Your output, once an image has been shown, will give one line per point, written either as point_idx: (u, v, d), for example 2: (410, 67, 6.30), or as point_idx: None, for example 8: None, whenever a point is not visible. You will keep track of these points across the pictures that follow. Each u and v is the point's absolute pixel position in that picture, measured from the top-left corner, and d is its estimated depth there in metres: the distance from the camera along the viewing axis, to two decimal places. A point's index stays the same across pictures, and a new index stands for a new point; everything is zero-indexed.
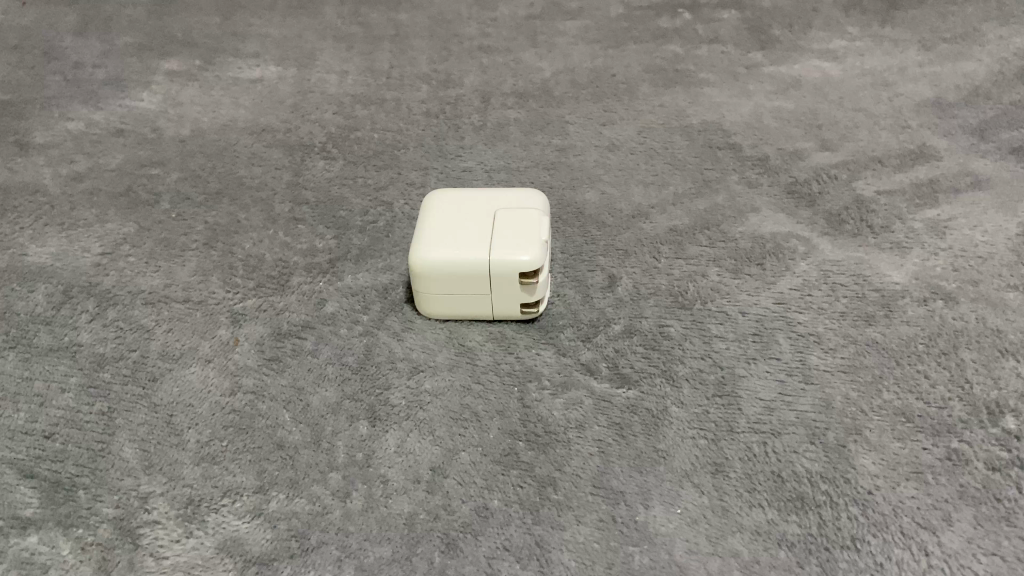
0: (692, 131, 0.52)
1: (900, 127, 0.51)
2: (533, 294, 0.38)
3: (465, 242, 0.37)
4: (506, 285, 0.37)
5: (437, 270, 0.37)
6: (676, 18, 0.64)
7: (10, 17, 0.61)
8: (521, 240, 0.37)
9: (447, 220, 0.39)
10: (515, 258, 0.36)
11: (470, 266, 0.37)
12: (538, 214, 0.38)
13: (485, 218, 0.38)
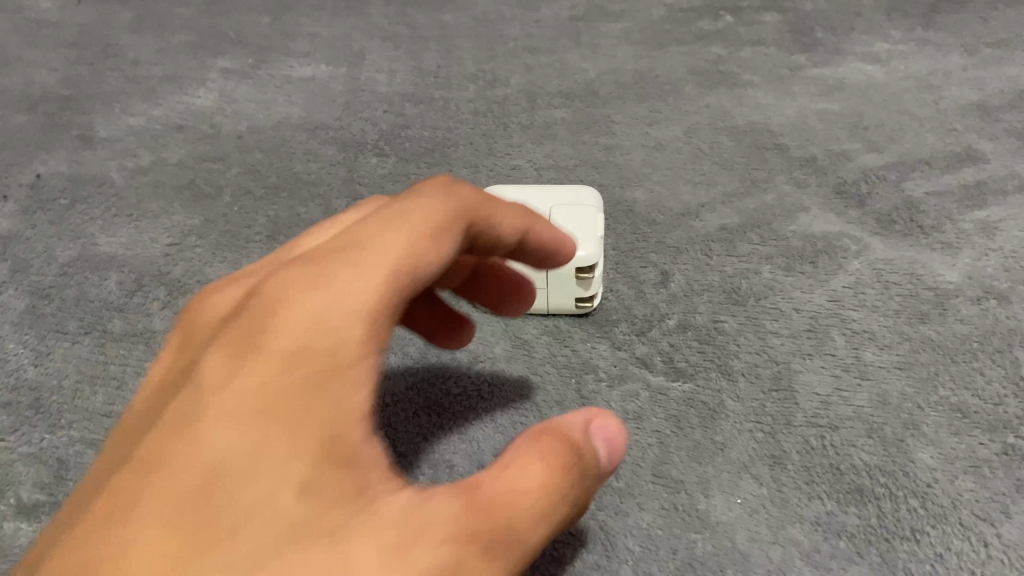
0: (738, 132, 0.53)
1: (945, 131, 0.52)
2: (590, 291, 0.39)
3: None
4: (561, 282, 0.39)
5: None
6: (719, 20, 0.64)
7: (64, 14, 0.62)
8: (576, 239, 0.39)
9: None
10: (571, 253, 0.38)
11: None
12: (594, 213, 0.40)
13: (542, 215, 0.40)
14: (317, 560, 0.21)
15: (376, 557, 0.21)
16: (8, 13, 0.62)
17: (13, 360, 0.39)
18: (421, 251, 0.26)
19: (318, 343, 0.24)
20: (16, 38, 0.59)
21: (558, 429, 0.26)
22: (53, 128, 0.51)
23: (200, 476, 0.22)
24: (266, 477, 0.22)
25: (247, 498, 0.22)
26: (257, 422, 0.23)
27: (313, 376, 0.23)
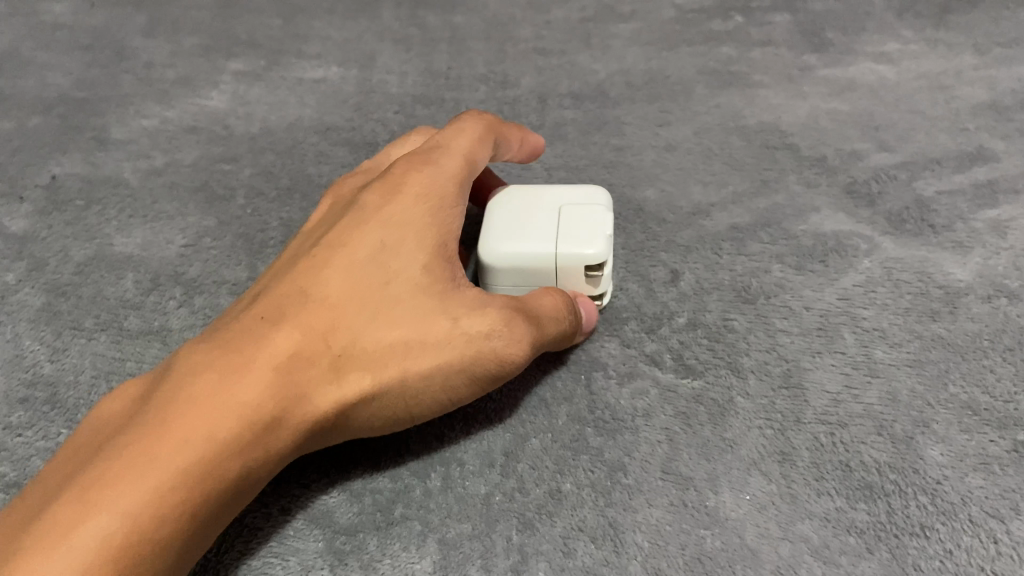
0: (749, 132, 0.53)
1: (956, 130, 0.51)
2: (597, 286, 0.39)
3: (532, 235, 0.39)
4: (571, 275, 0.39)
5: (504, 263, 0.38)
6: (729, 21, 0.64)
7: (78, 16, 0.62)
8: (585, 232, 0.38)
9: (512, 212, 0.40)
10: (580, 252, 0.38)
11: (534, 259, 0.38)
12: (601, 207, 0.40)
13: (549, 210, 0.40)
14: (435, 305, 0.35)
15: (466, 307, 0.35)
16: (22, 16, 0.62)
17: (30, 357, 0.40)
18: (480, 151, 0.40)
19: (429, 185, 0.38)
20: (31, 41, 0.60)
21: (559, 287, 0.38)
22: (69, 130, 0.51)
23: (362, 251, 0.36)
24: (402, 254, 0.36)
25: (389, 266, 0.35)
26: (391, 229, 0.36)
27: (427, 202, 0.37)
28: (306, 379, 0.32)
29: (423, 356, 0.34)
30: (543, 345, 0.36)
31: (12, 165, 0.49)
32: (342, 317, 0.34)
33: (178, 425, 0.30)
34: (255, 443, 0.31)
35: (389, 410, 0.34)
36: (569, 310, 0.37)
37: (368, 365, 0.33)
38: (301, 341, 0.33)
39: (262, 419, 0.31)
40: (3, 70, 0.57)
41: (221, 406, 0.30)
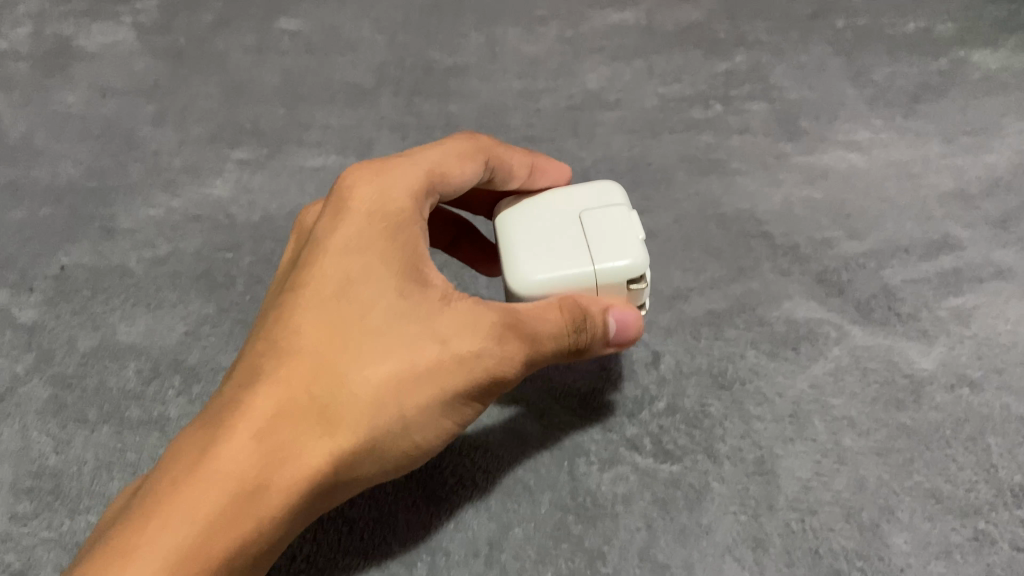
0: (726, 220, 0.56)
1: (923, 218, 0.54)
2: (634, 294, 0.38)
3: (565, 253, 0.37)
4: (613, 287, 0.37)
5: (542, 288, 0.37)
6: (708, 110, 0.67)
7: (90, 106, 0.65)
8: (619, 240, 0.37)
9: (536, 231, 0.38)
10: (620, 265, 0.37)
11: (572, 280, 0.37)
12: (626, 209, 0.38)
13: (573, 221, 0.38)
14: (414, 330, 0.35)
15: (453, 328, 0.35)
16: (36, 106, 0.65)
17: (36, 449, 0.44)
18: (447, 158, 0.39)
19: (386, 204, 0.38)
20: (44, 131, 0.63)
21: (577, 300, 0.36)
22: (77, 220, 0.54)
23: (327, 282, 0.36)
24: (370, 280, 0.36)
25: (359, 295, 0.35)
26: (351, 256, 0.36)
27: (386, 222, 0.37)
28: (296, 435, 0.33)
29: (411, 385, 0.34)
30: (546, 354, 0.36)
31: (24, 256, 0.52)
32: (320, 360, 0.34)
33: (168, 510, 0.32)
34: (249, 511, 0.32)
35: (390, 443, 0.35)
36: (576, 327, 0.36)
37: (357, 408, 0.33)
38: (281, 393, 0.33)
39: (255, 486, 0.32)
40: (17, 161, 0.60)
41: (215, 480, 0.32)
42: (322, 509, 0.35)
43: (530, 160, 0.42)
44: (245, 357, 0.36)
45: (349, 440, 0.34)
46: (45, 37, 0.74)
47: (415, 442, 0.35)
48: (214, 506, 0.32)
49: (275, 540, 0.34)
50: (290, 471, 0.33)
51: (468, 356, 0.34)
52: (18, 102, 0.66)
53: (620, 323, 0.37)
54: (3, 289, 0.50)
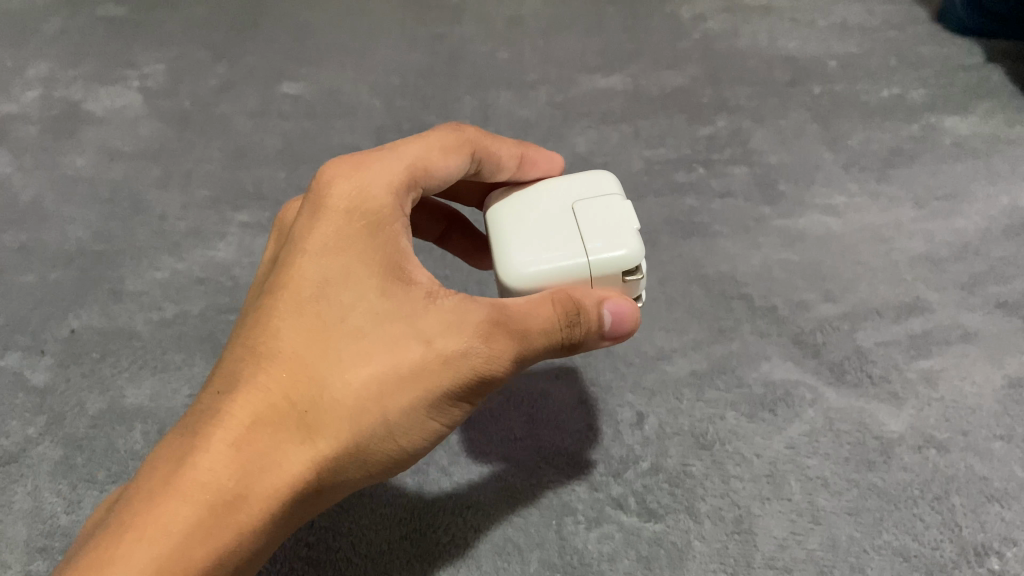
0: (708, 281, 0.59)
1: (895, 281, 0.57)
2: (631, 286, 0.38)
3: (559, 245, 0.37)
4: (607, 279, 0.37)
5: (536, 279, 0.37)
6: (692, 173, 0.70)
7: (98, 170, 0.68)
8: (612, 233, 0.37)
9: (532, 226, 0.38)
10: (614, 254, 0.36)
11: (566, 271, 0.37)
12: (622, 202, 0.38)
13: (568, 215, 0.38)
14: (396, 331, 0.35)
15: (437, 328, 0.35)
16: (46, 169, 0.68)
17: (48, 508, 0.45)
18: (432, 152, 0.40)
19: (365, 202, 0.38)
20: (53, 194, 0.65)
21: (569, 293, 0.36)
22: (86, 282, 0.56)
23: (306, 285, 0.37)
24: (350, 281, 0.36)
25: (339, 297, 0.36)
26: (332, 258, 0.37)
27: (367, 221, 0.38)
28: (274, 442, 0.35)
29: (392, 389, 0.35)
30: (540, 348, 0.36)
31: (34, 319, 0.54)
32: (300, 365, 0.35)
33: (153, 517, 0.34)
34: (232, 516, 0.34)
35: (376, 445, 0.35)
36: (570, 321, 0.35)
37: (338, 413, 0.35)
38: (260, 400, 0.35)
39: (233, 493, 0.34)
40: (27, 224, 0.62)
41: (194, 488, 0.34)
42: (312, 511, 0.37)
43: (521, 152, 0.42)
44: (229, 362, 0.37)
45: (326, 448, 0.35)
46: (54, 101, 0.77)
47: (401, 444, 0.36)
48: (193, 514, 0.34)
49: (258, 544, 0.35)
50: (270, 476, 0.34)
51: (452, 355, 0.35)
52: (28, 165, 0.68)
53: (616, 313, 0.36)
54: (13, 351, 0.52)
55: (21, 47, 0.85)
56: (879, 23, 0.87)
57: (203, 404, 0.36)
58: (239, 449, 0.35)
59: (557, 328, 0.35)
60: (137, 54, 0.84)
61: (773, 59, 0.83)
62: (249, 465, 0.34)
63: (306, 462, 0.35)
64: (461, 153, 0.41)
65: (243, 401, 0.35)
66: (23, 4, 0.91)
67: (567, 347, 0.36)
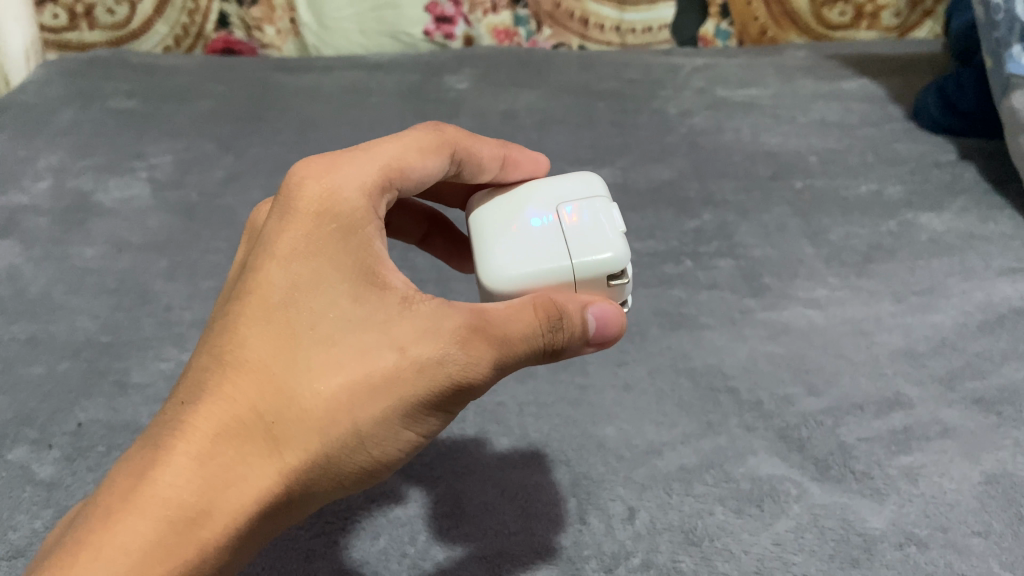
0: (696, 374, 0.60)
1: (876, 374, 0.59)
2: (611, 284, 0.46)
3: (547, 251, 0.45)
4: (592, 282, 0.45)
5: (527, 280, 0.44)
6: (679, 266, 0.72)
7: (107, 261, 0.70)
8: (596, 241, 0.45)
9: (523, 233, 0.46)
10: (595, 259, 0.44)
11: (555, 273, 0.44)
12: (600, 213, 0.46)
13: (555, 225, 0.46)
14: (362, 343, 0.41)
15: (408, 340, 0.40)
16: (56, 260, 0.70)
17: None
18: (411, 157, 0.47)
19: (337, 212, 0.44)
20: (62, 285, 0.67)
21: (553, 299, 0.42)
22: (93, 374, 0.58)
23: (278, 302, 0.42)
24: (318, 300, 0.42)
25: (309, 313, 0.41)
26: (299, 273, 0.43)
27: (338, 231, 0.43)
28: (242, 456, 0.40)
29: (357, 401, 0.40)
30: (520, 355, 0.41)
31: (42, 412, 0.55)
32: (271, 376, 0.41)
33: (122, 527, 0.39)
34: (199, 524, 0.39)
35: (347, 452, 0.41)
36: (552, 326, 0.41)
37: (311, 420, 0.40)
38: (228, 416, 0.40)
39: (200, 509, 0.39)
40: (35, 314, 0.64)
41: (160, 506, 0.39)
42: (284, 521, 0.42)
43: (504, 153, 0.50)
44: (203, 371, 0.42)
45: (294, 460, 0.40)
46: (64, 191, 0.79)
47: (373, 454, 0.41)
48: (158, 531, 0.38)
49: (228, 556, 0.40)
50: (236, 492, 0.39)
51: (423, 364, 0.40)
52: (39, 255, 0.70)
53: (601, 317, 0.43)
54: (21, 444, 0.53)
55: (33, 138, 0.88)
56: (856, 120, 0.92)
57: (175, 413, 0.42)
58: (206, 465, 0.40)
59: (540, 333, 0.41)
60: (146, 147, 0.88)
61: (756, 154, 0.87)
62: (217, 481, 0.39)
63: (274, 476, 0.40)
64: (438, 154, 0.48)
65: (211, 417, 0.40)
66: (38, 98, 0.94)
67: (552, 352, 0.42)
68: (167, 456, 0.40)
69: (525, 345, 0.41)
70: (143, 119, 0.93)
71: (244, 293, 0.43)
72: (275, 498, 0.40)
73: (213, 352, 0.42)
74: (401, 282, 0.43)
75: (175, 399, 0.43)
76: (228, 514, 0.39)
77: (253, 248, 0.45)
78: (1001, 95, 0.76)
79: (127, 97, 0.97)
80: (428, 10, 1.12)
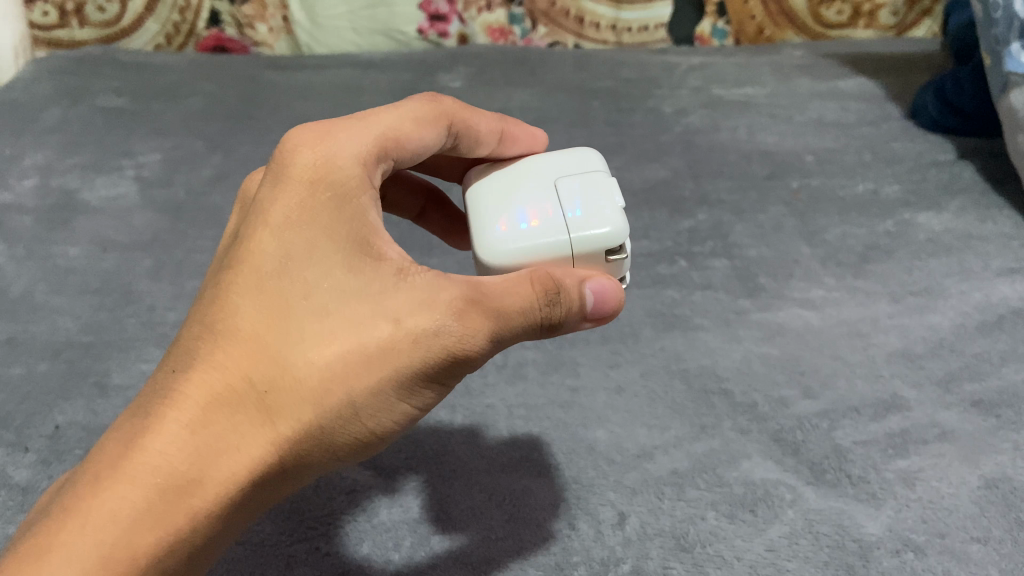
0: (689, 375, 0.58)
1: (873, 376, 0.58)
2: (609, 260, 0.45)
3: (545, 225, 0.44)
4: (591, 256, 0.45)
5: (524, 253, 0.44)
6: (673, 265, 0.71)
7: (90, 261, 0.69)
8: (595, 215, 0.44)
9: (521, 207, 0.45)
10: (593, 233, 0.44)
11: (553, 247, 0.44)
12: (600, 187, 0.46)
13: (553, 200, 0.45)
14: (356, 311, 0.40)
15: (404, 309, 0.40)
16: (39, 259, 0.69)
17: None
18: (408, 126, 0.47)
19: (333, 179, 0.43)
20: (44, 285, 0.66)
21: (552, 273, 0.41)
22: (74, 376, 0.57)
23: (270, 270, 0.41)
24: (312, 268, 0.41)
25: (302, 281, 0.41)
26: (293, 240, 0.42)
27: (333, 199, 0.43)
28: (234, 425, 0.39)
29: (352, 371, 0.39)
30: (518, 327, 0.41)
31: (20, 414, 0.54)
32: (264, 344, 0.40)
33: (108, 496, 0.38)
34: (189, 493, 0.38)
35: (341, 423, 0.40)
36: (549, 299, 0.40)
37: (304, 390, 0.39)
38: (219, 385, 0.40)
39: (190, 478, 0.38)
40: (16, 315, 0.63)
41: (148, 475, 0.38)
42: (276, 492, 0.41)
43: (502, 127, 0.50)
44: (193, 339, 0.41)
45: (287, 430, 0.39)
46: (49, 190, 0.78)
47: (367, 426, 0.41)
48: (146, 500, 0.38)
49: (218, 526, 0.39)
50: (228, 460, 0.39)
51: (420, 334, 0.39)
52: (22, 255, 0.69)
53: (600, 292, 0.42)
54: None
55: (19, 136, 0.87)
56: (854, 120, 0.91)
57: (164, 381, 0.41)
58: (196, 434, 0.39)
59: (537, 306, 0.40)
60: (134, 145, 0.86)
61: (752, 154, 0.87)
62: (208, 449, 0.39)
63: (266, 446, 0.39)
64: (435, 125, 0.48)
65: (203, 385, 0.40)
66: (25, 96, 0.93)
67: (549, 327, 0.42)
68: (156, 424, 0.39)
69: (523, 317, 0.40)
70: (132, 117, 0.92)
71: (236, 260, 0.42)
72: (266, 469, 0.39)
73: (204, 320, 0.42)
74: (396, 253, 0.42)
75: (164, 368, 0.42)
76: (218, 483, 0.39)
77: (245, 216, 0.45)
78: (1000, 93, 0.75)
79: (116, 95, 0.96)
80: (422, 8, 1.10)
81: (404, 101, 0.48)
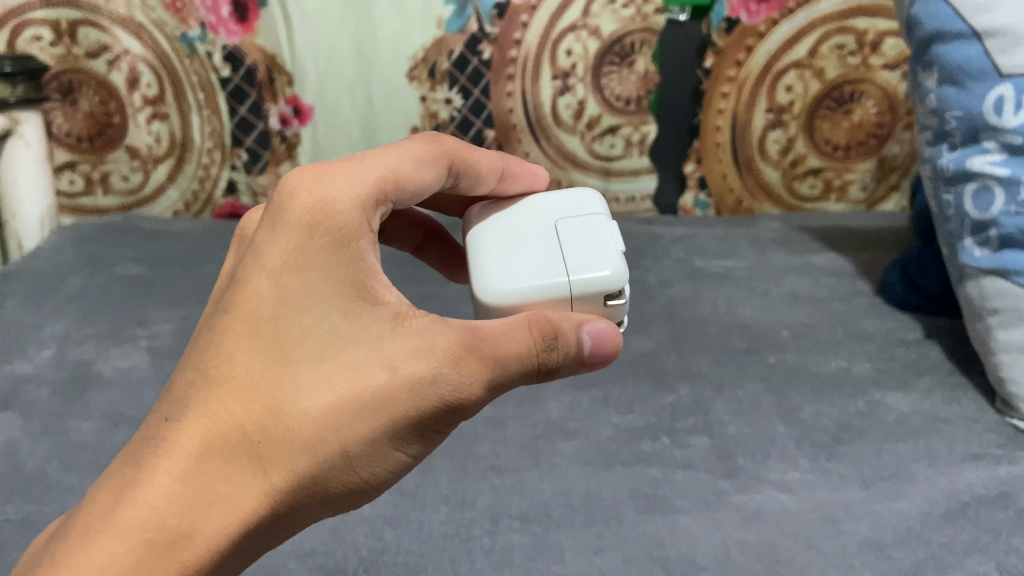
0: (669, 563, 0.61)
1: (844, 567, 0.60)
2: (604, 305, 0.53)
3: (547, 269, 0.52)
4: (590, 299, 0.52)
5: (528, 289, 0.51)
6: (656, 442, 0.75)
7: (104, 436, 0.72)
8: (593, 262, 0.52)
9: (528, 254, 0.54)
10: (589, 277, 0.51)
11: (554, 288, 0.51)
12: (597, 238, 0.54)
13: (557, 248, 0.54)
14: (350, 363, 0.46)
15: (401, 358, 0.46)
16: (53, 434, 0.72)
17: None
18: (409, 168, 0.53)
19: (331, 220, 0.48)
20: (57, 462, 0.69)
21: (550, 319, 0.49)
22: None
23: (266, 315, 0.47)
24: (309, 315, 0.47)
25: (299, 328, 0.46)
26: (287, 289, 0.47)
27: (331, 242, 0.48)
28: (226, 478, 0.44)
29: (348, 419, 0.45)
30: (513, 372, 0.48)
31: None
32: (259, 393, 0.45)
33: (99, 551, 0.42)
34: (179, 546, 0.42)
35: (336, 471, 0.46)
36: (548, 344, 0.48)
37: (301, 437, 0.45)
38: (213, 435, 0.44)
39: (180, 533, 0.42)
40: (29, 493, 0.66)
41: (140, 529, 0.42)
42: (268, 538, 0.47)
43: (504, 166, 0.59)
44: (189, 388, 0.46)
45: (280, 481, 0.45)
46: (67, 360, 0.83)
47: (360, 474, 0.47)
48: (135, 554, 0.42)
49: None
50: (219, 513, 0.43)
51: (414, 383, 0.46)
52: (37, 430, 0.73)
53: (596, 334, 0.50)
54: None
55: (41, 304, 0.92)
56: (826, 294, 0.97)
57: (158, 430, 0.46)
58: (187, 485, 0.43)
59: (536, 351, 0.48)
60: (149, 315, 0.92)
61: (731, 326, 0.92)
62: (198, 502, 0.43)
63: (259, 495, 0.44)
64: (434, 166, 0.55)
65: (195, 435, 0.44)
66: (50, 265, 1.00)
67: (547, 370, 0.49)
68: (149, 476, 0.43)
69: (519, 360, 0.47)
70: (149, 285, 0.97)
71: (233, 305, 0.48)
72: (259, 517, 0.44)
73: (199, 367, 0.47)
74: (393, 297, 0.49)
75: (158, 415, 0.47)
76: (207, 536, 0.43)
77: (242, 259, 0.50)
78: (958, 282, 0.81)
79: (135, 264, 1.02)
80: None
81: (396, 143, 0.55)
